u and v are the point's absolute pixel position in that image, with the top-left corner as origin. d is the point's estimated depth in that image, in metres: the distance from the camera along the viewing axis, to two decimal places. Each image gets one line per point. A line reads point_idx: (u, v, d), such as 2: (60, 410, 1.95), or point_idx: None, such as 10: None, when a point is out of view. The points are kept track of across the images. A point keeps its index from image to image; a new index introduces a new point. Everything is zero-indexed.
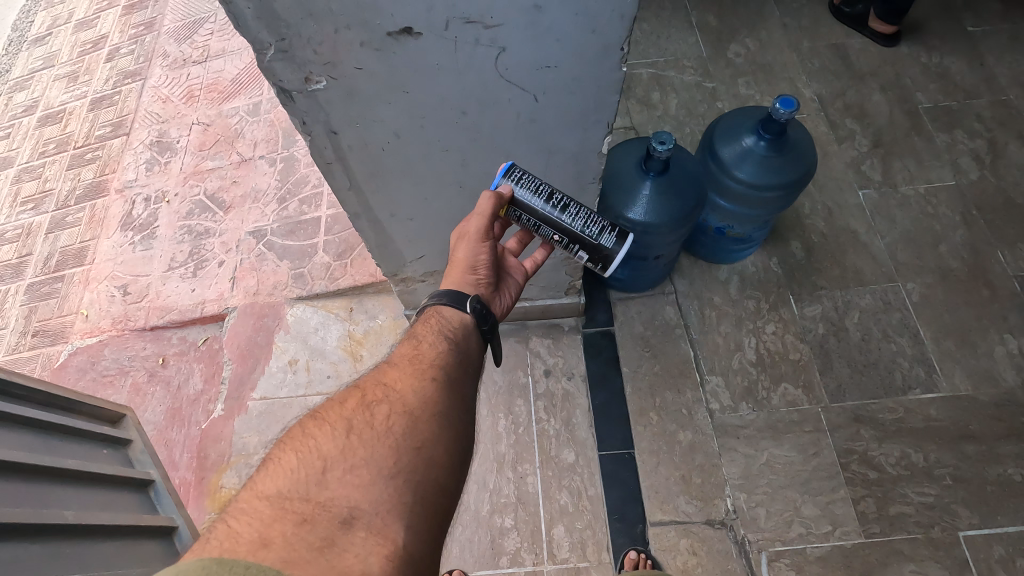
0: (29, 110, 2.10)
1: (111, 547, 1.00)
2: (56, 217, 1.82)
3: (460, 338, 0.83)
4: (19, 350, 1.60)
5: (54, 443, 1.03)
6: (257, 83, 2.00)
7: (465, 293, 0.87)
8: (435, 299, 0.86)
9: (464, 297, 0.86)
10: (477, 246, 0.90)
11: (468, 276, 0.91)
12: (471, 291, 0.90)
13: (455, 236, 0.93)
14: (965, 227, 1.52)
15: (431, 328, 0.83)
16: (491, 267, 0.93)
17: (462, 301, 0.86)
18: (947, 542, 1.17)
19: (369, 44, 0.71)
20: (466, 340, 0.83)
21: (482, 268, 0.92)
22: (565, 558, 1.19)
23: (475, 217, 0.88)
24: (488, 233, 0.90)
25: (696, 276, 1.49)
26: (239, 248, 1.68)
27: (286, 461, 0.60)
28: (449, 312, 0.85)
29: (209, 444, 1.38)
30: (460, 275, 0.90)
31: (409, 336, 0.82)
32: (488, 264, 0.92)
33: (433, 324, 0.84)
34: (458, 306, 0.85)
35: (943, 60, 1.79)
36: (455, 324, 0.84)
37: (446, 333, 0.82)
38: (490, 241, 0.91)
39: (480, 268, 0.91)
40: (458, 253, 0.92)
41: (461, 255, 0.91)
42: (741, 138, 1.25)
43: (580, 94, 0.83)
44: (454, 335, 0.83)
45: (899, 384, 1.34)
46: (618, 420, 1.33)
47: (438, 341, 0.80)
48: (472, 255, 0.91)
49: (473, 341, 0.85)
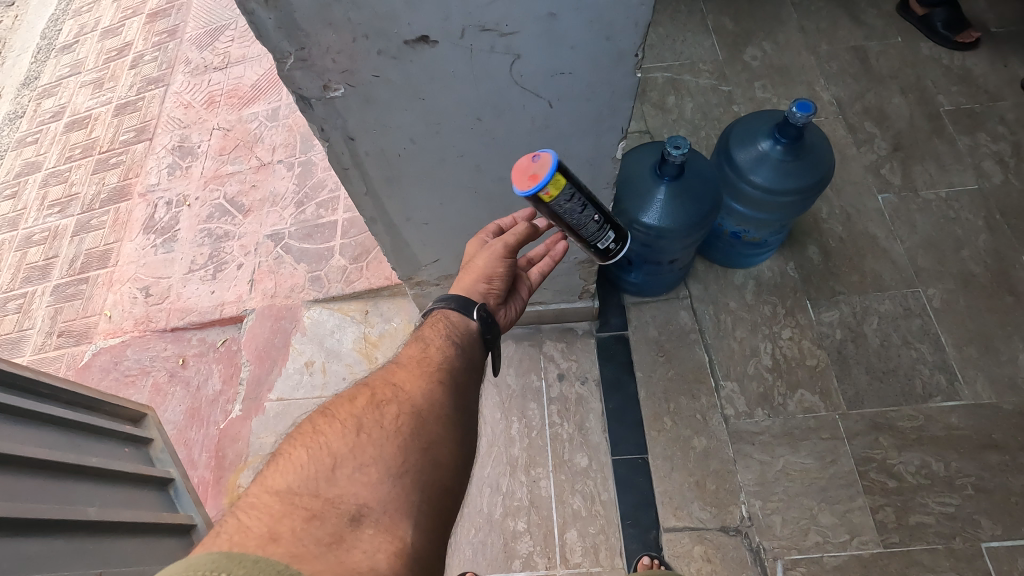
0: (57, 116, 2.16)
1: (132, 543, 1.03)
2: (81, 220, 1.87)
3: (468, 344, 0.83)
4: (45, 350, 1.64)
5: (78, 441, 1.05)
6: (276, 89, 2.03)
7: (471, 298, 0.87)
8: (442, 303, 0.87)
9: (471, 303, 0.86)
10: (499, 259, 0.90)
11: (481, 285, 0.89)
12: (479, 299, 0.88)
13: (477, 247, 0.94)
14: (988, 232, 1.50)
15: (439, 330, 0.83)
16: (504, 284, 0.92)
17: (468, 308, 0.86)
18: (968, 554, 1.15)
19: (386, 52, 0.72)
20: (472, 347, 0.83)
21: (496, 279, 0.90)
22: (578, 563, 1.19)
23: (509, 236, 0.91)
24: (513, 251, 0.91)
25: (711, 281, 1.49)
26: (258, 251, 1.71)
27: (297, 457, 0.61)
28: (455, 316, 0.85)
29: (227, 443, 1.40)
30: (474, 281, 0.89)
31: (417, 337, 0.82)
32: (502, 277, 0.91)
33: (440, 327, 0.83)
34: (463, 311, 0.86)
35: (966, 61, 1.76)
36: (461, 330, 0.84)
37: (454, 337, 0.82)
38: (511, 258, 0.91)
39: (494, 279, 0.90)
40: (476, 261, 0.91)
41: (479, 264, 0.90)
42: (757, 142, 1.24)
43: (595, 100, 0.83)
44: (462, 340, 0.83)
45: (919, 391, 1.32)
46: (632, 424, 1.33)
47: (446, 344, 0.80)
48: (491, 265, 0.90)
49: (477, 349, 0.84)
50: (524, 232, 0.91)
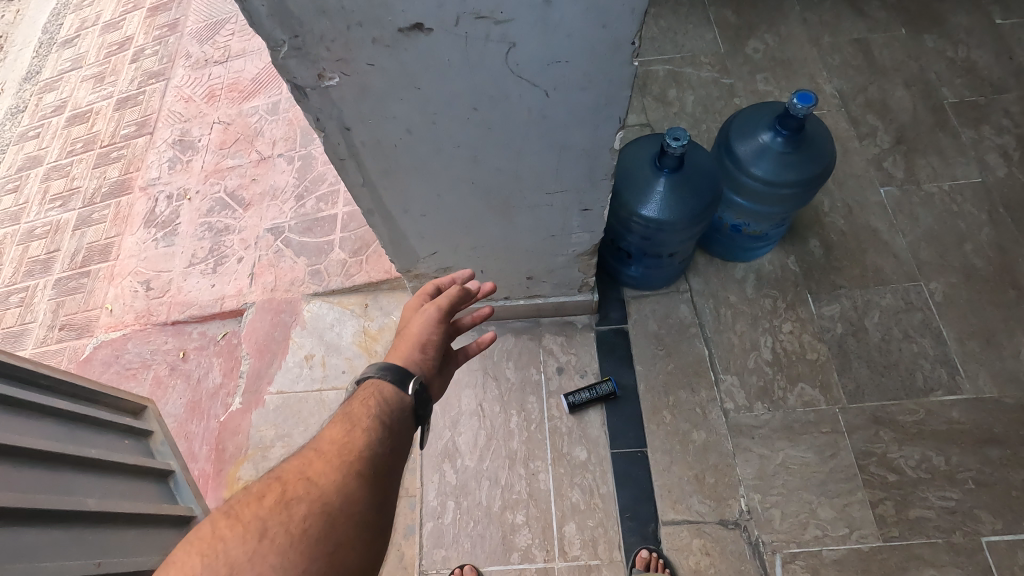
0: (58, 110, 2.16)
1: (131, 534, 1.03)
2: (83, 214, 1.87)
3: (399, 423, 0.74)
4: (46, 343, 1.65)
5: (79, 432, 1.06)
6: (276, 82, 2.03)
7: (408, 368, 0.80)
8: (376, 372, 0.78)
9: (407, 376, 0.79)
10: (432, 325, 0.87)
11: (416, 353, 0.84)
12: (416, 369, 0.82)
13: (411, 317, 0.90)
14: (991, 226, 1.48)
15: (369, 407, 0.74)
16: (439, 353, 0.86)
17: (404, 380, 0.78)
18: (968, 547, 1.15)
19: (380, 41, 0.72)
20: (403, 427, 0.75)
21: (431, 348, 0.85)
22: (576, 555, 1.19)
23: (441, 300, 0.89)
24: (446, 317, 0.89)
25: (712, 274, 1.48)
26: (258, 245, 1.71)
27: (189, 569, 0.55)
28: (388, 389, 0.77)
29: (227, 436, 1.41)
30: (408, 351, 0.83)
31: (344, 415, 0.72)
32: (437, 347, 0.86)
33: (370, 402, 0.74)
34: (398, 384, 0.78)
35: (970, 54, 1.74)
36: (394, 404, 0.76)
37: (385, 416, 0.73)
38: (444, 326, 0.88)
39: (428, 348, 0.85)
40: (411, 328, 0.87)
41: (413, 331, 0.86)
42: (758, 134, 1.24)
43: (591, 89, 0.82)
44: (392, 416, 0.74)
45: (919, 385, 1.31)
46: (630, 417, 1.32)
47: (374, 425, 0.71)
48: (425, 333, 0.86)
49: (408, 427, 0.76)
50: (455, 296, 0.90)
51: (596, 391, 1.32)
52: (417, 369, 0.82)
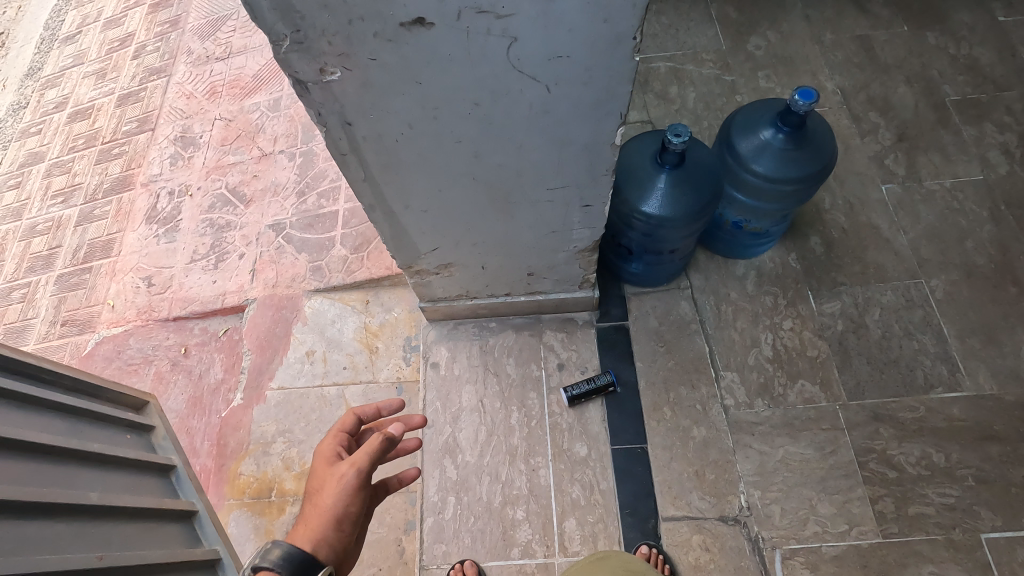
0: (60, 107, 2.17)
1: (134, 528, 1.03)
2: (85, 210, 1.88)
3: None
4: (49, 338, 1.65)
5: (81, 427, 1.06)
6: (277, 79, 2.03)
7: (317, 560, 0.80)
8: (279, 565, 0.78)
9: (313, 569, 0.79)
10: (348, 494, 0.86)
11: (330, 530, 0.84)
12: (327, 550, 0.83)
13: (326, 475, 0.88)
14: (992, 224, 1.48)
15: None
16: (357, 523, 0.87)
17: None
18: (968, 544, 1.15)
19: (381, 35, 0.72)
20: None
21: (345, 520, 0.85)
22: (576, 551, 1.19)
23: (358, 463, 0.87)
24: (363, 482, 0.87)
25: (712, 271, 1.48)
26: (260, 241, 1.71)
27: None
28: None
29: (229, 431, 1.41)
30: (319, 530, 0.83)
31: None
32: (353, 518, 0.86)
33: None
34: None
35: (972, 51, 1.74)
36: None
37: None
38: (360, 493, 0.87)
39: (343, 523, 0.85)
40: (324, 499, 0.85)
41: (326, 503, 0.85)
42: (759, 131, 1.24)
43: (592, 84, 0.82)
44: None
45: (919, 382, 1.31)
46: (631, 414, 1.32)
47: None
48: (339, 505, 0.85)
49: None
50: (374, 458, 0.88)
51: (597, 386, 1.33)
52: (327, 555, 0.82)
